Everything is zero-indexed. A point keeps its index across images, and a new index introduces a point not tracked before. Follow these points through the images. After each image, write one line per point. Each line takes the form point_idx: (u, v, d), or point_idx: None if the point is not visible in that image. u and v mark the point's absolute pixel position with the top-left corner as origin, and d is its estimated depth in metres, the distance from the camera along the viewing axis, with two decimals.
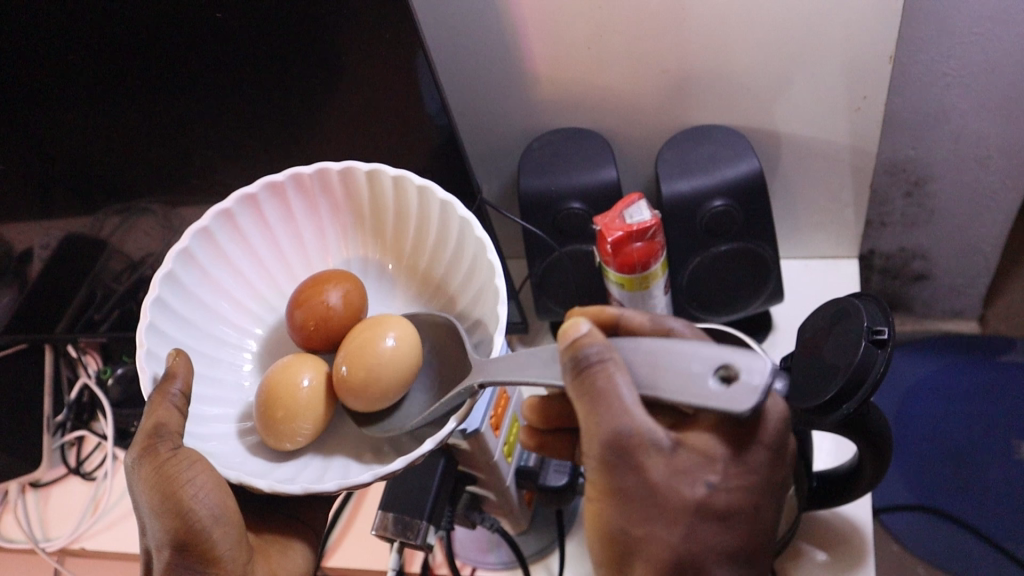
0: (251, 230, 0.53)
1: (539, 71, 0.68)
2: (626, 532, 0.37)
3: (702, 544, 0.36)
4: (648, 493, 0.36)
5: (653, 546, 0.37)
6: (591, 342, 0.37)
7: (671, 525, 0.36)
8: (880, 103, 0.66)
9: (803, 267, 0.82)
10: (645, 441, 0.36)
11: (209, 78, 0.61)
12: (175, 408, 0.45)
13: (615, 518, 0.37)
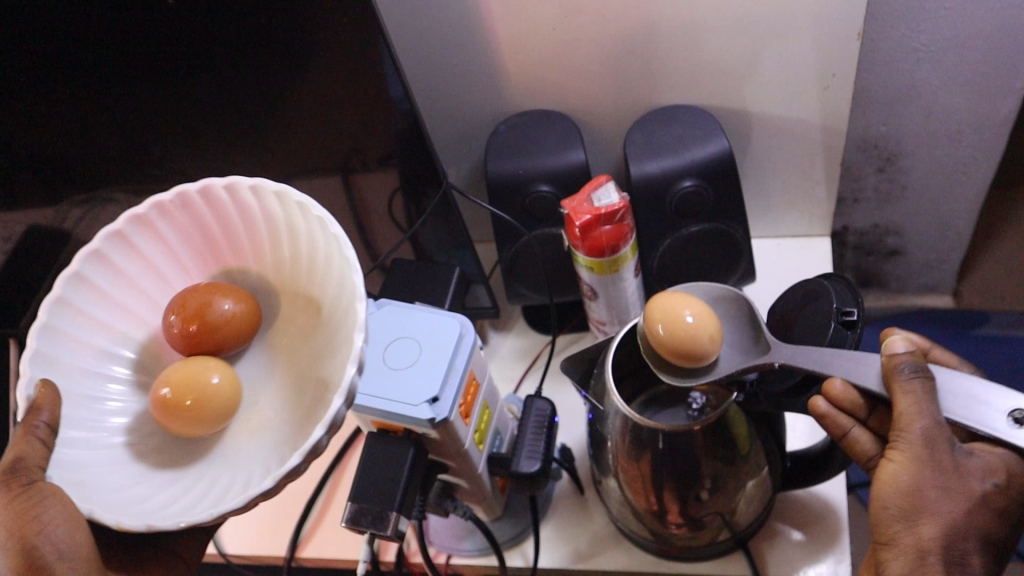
0: (151, 250, 0.48)
1: (506, 52, 0.67)
2: (918, 498, 0.42)
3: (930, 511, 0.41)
4: (950, 466, 0.42)
5: (941, 511, 0.41)
6: (908, 360, 0.43)
7: (963, 498, 0.41)
8: (849, 80, 0.66)
9: (774, 246, 0.82)
10: (949, 436, 0.42)
11: (165, 63, 0.60)
12: (37, 443, 0.41)
13: (904, 477, 0.42)
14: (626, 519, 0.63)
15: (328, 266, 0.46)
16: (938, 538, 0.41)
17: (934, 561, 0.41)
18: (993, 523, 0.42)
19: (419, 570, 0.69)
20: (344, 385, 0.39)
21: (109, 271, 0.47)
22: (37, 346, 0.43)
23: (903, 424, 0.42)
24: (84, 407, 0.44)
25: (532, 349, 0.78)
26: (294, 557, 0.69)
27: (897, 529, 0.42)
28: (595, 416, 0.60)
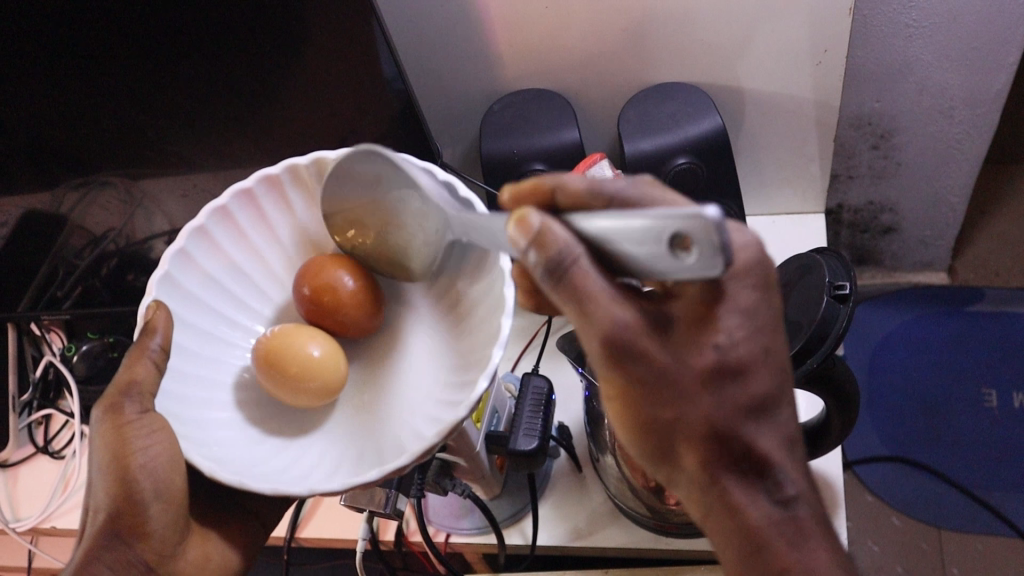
0: (298, 203, 0.48)
1: (498, 32, 0.67)
2: (656, 418, 0.34)
3: (731, 409, 0.33)
4: (668, 367, 0.32)
5: (687, 423, 0.33)
6: (554, 221, 0.30)
7: (693, 404, 0.33)
8: (842, 55, 0.66)
9: (769, 223, 0.82)
10: (646, 329, 0.32)
11: (158, 46, 0.59)
12: (151, 366, 0.42)
13: (641, 407, 0.33)
14: (625, 495, 0.64)
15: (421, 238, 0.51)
16: (697, 439, 0.33)
17: (728, 482, 0.34)
18: (768, 384, 0.33)
19: (419, 548, 0.69)
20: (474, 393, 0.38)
21: (255, 212, 0.48)
22: (168, 270, 0.44)
23: (593, 327, 0.31)
24: (207, 341, 0.46)
25: (529, 328, 0.78)
26: (294, 537, 0.69)
27: (669, 460, 0.36)
28: (591, 393, 0.61)
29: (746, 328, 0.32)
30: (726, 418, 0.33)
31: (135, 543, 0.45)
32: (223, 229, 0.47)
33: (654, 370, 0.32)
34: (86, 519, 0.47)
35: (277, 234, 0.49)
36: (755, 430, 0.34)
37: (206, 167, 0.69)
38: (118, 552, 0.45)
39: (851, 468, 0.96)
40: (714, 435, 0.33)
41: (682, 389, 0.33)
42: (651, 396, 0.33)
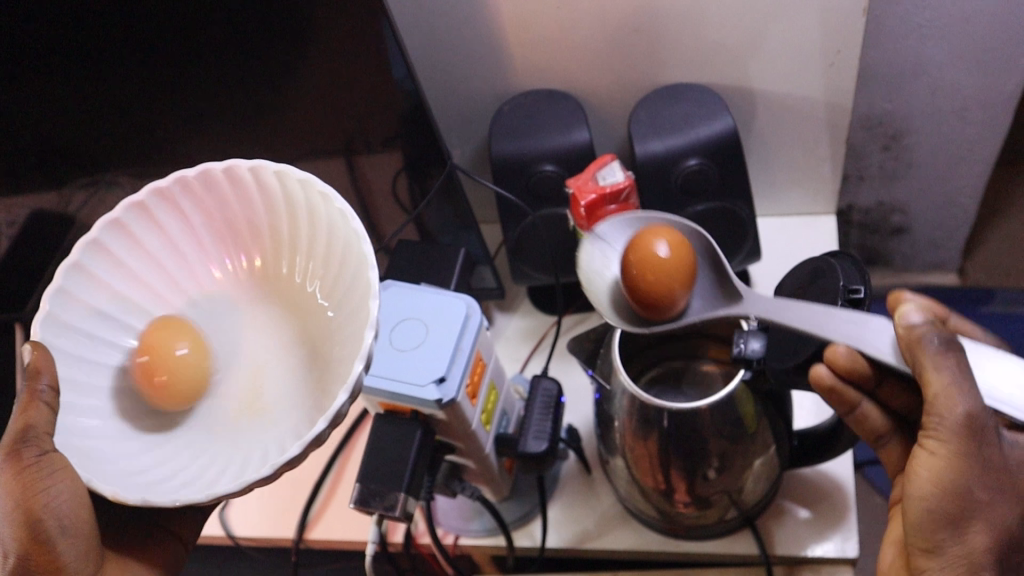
0: (167, 225, 0.48)
1: (509, 32, 0.66)
2: (967, 495, 0.42)
3: (1017, 524, 0.43)
4: (998, 465, 0.42)
5: (993, 514, 0.42)
6: (936, 331, 0.42)
7: (1007, 505, 0.42)
8: (854, 56, 0.65)
9: (779, 224, 0.81)
10: (992, 429, 0.42)
11: (166, 44, 0.59)
12: (45, 408, 0.41)
13: (961, 479, 0.42)
14: (634, 498, 0.64)
15: (329, 231, 0.47)
16: (980, 529, 0.42)
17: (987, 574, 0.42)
18: None
19: (427, 550, 0.69)
20: (350, 380, 0.39)
21: (129, 241, 0.47)
22: (50, 309, 0.44)
23: (943, 415, 0.41)
24: (94, 375, 0.45)
25: (538, 330, 0.78)
26: (302, 539, 0.69)
27: (944, 535, 0.43)
28: (602, 396, 0.60)
29: None
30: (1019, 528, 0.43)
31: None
32: (107, 259, 0.46)
33: (993, 462, 0.42)
34: None
35: (154, 261, 0.48)
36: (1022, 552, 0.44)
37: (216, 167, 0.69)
38: None
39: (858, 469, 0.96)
40: (1004, 534, 0.42)
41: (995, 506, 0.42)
42: (983, 473, 0.42)
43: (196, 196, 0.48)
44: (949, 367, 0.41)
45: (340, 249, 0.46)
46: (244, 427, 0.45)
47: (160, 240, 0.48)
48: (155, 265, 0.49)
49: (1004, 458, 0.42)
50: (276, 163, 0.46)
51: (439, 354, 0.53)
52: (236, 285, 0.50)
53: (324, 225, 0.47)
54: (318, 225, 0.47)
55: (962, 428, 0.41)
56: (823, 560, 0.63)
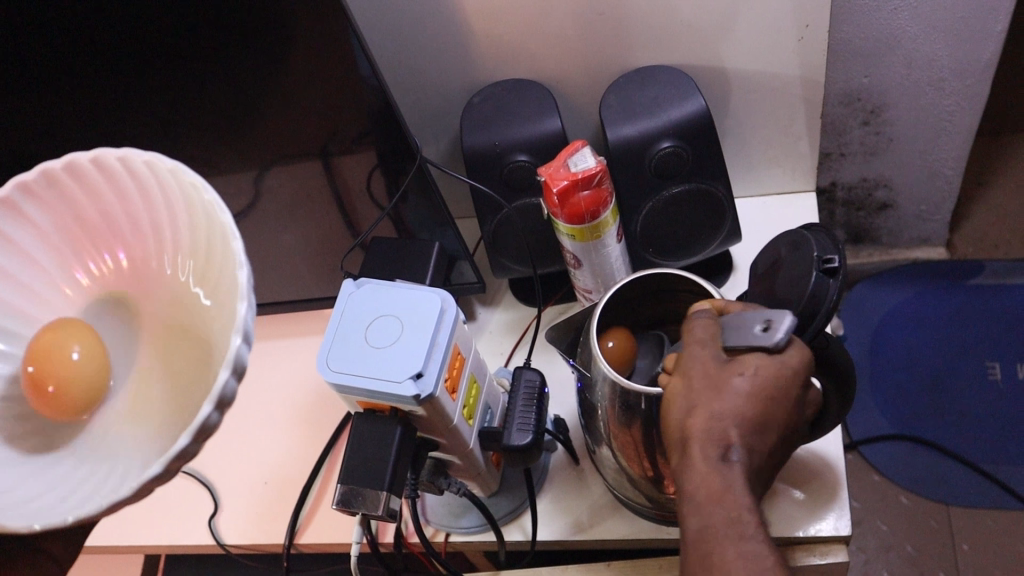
0: (34, 222, 0.45)
1: (476, 23, 0.66)
2: (688, 405, 0.44)
3: (736, 414, 0.43)
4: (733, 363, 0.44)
5: (701, 408, 0.43)
6: (703, 310, 0.48)
7: (720, 394, 0.43)
8: (824, 29, 0.65)
9: (760, 204, 0.81)
10: (715, 353, 0.45)
11: (129, 50, 0.59)
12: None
13: (699, 363, 0.45)
14: (623, 487, 0.63)
15: (208, 225, 0.44)
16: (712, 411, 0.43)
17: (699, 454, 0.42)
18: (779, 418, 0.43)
19: (417, 549, 0.68)
20: (230, 356, 0.37)
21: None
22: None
23: (687, 355, 0.46)
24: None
25: (521, 322, 0.77)
26: (292, 545, 0.69)
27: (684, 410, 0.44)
28: (584, 385, 0.60)
29: (767, 366, 0.43)
30: (738, 416, 0.42)
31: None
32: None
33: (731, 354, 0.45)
34: None
35: (19, 259, 0.45)
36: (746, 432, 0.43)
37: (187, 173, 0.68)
38: None
39: (855, 449, 1.00)
40: (720, 420, 0.42)
41: (722, 381, 0.44)
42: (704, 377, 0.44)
43: (40, 199, 0.45)
44: (697, 327, 0.47)
45: (212, 241, 0.43)
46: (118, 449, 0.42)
47: (24, 238, 0.45)
48: (19, 264, 0.45)
49: (717, 361, 0.45)
50: (145, 152, 0.44)
51: (414, 349, 0.52)
52: (101, 291, 0.47)
53: (201, 220, 0.44)
54: (192, 217, 0.44)
55: (701, 326, 0.46)
56: (817, 540, 0.63)
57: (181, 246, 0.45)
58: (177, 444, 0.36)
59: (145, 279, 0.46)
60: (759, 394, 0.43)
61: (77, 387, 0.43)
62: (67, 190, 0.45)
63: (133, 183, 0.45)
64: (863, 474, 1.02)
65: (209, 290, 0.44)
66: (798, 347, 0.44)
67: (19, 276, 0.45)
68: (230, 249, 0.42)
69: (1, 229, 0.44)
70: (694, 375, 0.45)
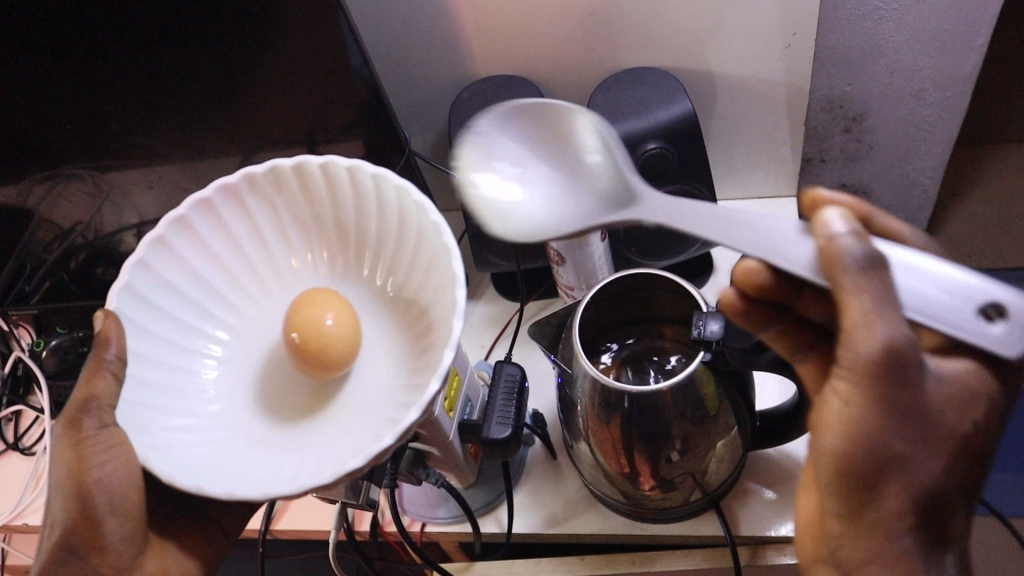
0: (256, 214, 0.50)
1: (467, 18, 0.66)
2: (880, 452, 0.35)
3: (934, 473, 0.36)
4: (923, 409, 0.35)
5: (913, 469, 0.35)
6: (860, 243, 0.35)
7: (921, 454, 0.35)
8: (810, 37, 0.66)
9: (741, 207, 0.82)
10: (918, 368, 0.34)
11: (118, 36, 0.58)
12: (110, 377, 0.44)
13: (885, 438, 0.35)
14: (599, 482, 0.64)
15: (418, 233, 0.48)
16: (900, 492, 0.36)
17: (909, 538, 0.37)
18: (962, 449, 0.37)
19: (393, 539, 0.69)
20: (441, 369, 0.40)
21: (214, 221, 0.49)
22: (129, 278, 0.45)
23: (857, 355, 0.34)
24: (173, 350, 0.47)
25: (502, 316, 0.78)
26: (268, 530, 0.69)
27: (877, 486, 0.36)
28: (564, 381, 0.60)
29: (966, 406, 0.36)
30: (930, 481, 0.36)
31: (91, 555, 0.47)
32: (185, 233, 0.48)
33: (907, 401, 0.34)
34: (43, 532, 0.49)
35: (233, 243, 0.50)
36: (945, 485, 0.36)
37: (172, 159, 0.67)
38: (73, 566, 0.47)
39: None
40: (921, 492, 0.36)
41: (929, 434, 0.35)
42: (901, 422, 0.35)
43: (264, 193, 0.50)
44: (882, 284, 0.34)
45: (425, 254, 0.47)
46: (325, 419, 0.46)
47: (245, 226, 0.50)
48: (232, 250, 0.50)
49: (926, 393, 0.35)
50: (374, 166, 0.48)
51: None
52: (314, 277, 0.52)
53: (410, 230, 0.48)
54: (407, 229, 0.49)
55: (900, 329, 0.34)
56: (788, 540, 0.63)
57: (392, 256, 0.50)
58: (383, 444, 0.38)
59: (354, 276, 0.52)
60: (953, 444, 0.36)
61: (339, 349, 0.47)
62: (285, 186, 0.50)
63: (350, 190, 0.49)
64: None
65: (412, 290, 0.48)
66: (971, 386, 0.36)
67: (240, 255, 0.50)
68: (446, 274, 0.45)
69: (221, 212, 0.49)
70: (887, 411, 0.35)
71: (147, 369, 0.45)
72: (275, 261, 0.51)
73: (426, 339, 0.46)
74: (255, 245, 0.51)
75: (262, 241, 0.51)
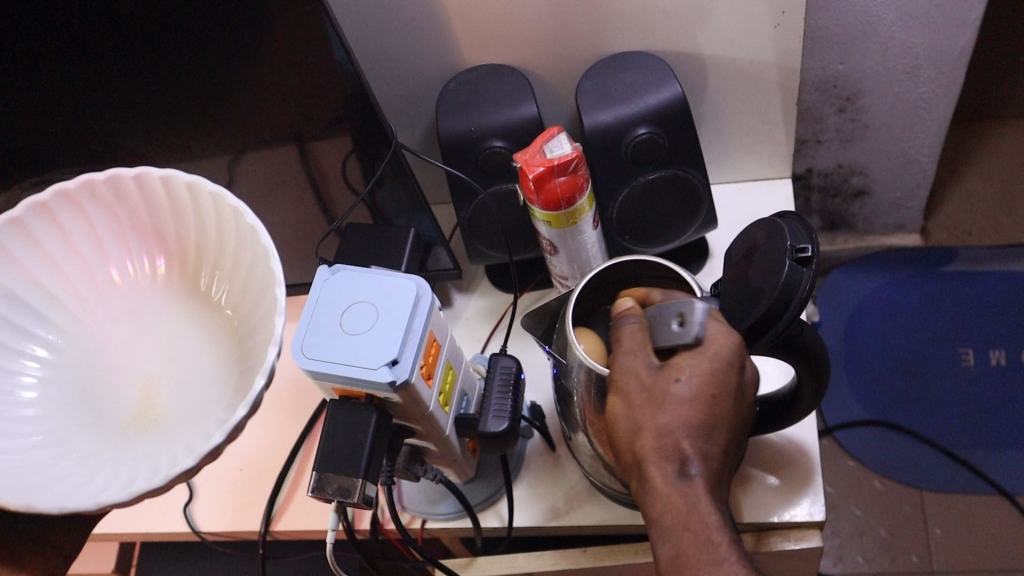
0: (95, 220, 0.54)
1: (453, 8, 0.65)
2: (635, 410, 0.46)
3: (673, 430, 0.45)
4: (661, 379, 0.46)
5: (657, 425, 0.45)
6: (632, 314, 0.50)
7: (664, 408, 0.45)
8: (800, 16, 0.65)
9: (735, 191, 0.81)
10: (641, 348, 0.48)
11: (104, 33, 0.57)
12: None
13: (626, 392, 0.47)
14: (598, 473, 0.63)
15: (236, 237, 0.53)
16: (668, 498, 0.44)
17: (657, 474, 0.44)
18: (723, 418, 0.45)
19: (394, 536, 0.68)
20: (250, 396, 0.44)
21: (51, 226, 0.53)
22: None
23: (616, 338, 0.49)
24: (3, 376, 0.49)
25: (497, 308, 0.78)
26: (269, 532, 0.68)
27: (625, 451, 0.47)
28: (560, 371, 0.59)
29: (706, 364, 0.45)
30: (673, 432, 0.45)
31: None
32: (8, 245, 0.51)
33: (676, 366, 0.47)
34: None
35: (69, 249, 0.54)
36: (682, 433, 0.44)
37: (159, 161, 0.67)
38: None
39: (831, 435, 1.04)
40: (667, 438, 0.45)
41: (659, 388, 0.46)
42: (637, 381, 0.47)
43: (104, 201, 0.54)
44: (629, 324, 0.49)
45: (246, 261, 0.53)
46: (144, 437, 0.50)
47: (54, 243, 0.53)
48: (70, 256, 0.54)
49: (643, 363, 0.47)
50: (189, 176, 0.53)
51: (386, 334, 0.52)
52: (150, 281, 0.56)
53: (233, 233, 0.53)
54: (226, 238, 0.54)
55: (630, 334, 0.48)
56: (792, 525, 0.63)
57: (217, 262, 0.55)
58: (213, 442, 0.44)
59: (190, 285, 0.56)
60: (675, 403, 0.45)
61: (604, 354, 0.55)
62: (125, 197, 0.54)
63: (187, 204, 0.54)
64: (837, 459, 1.06)
65: (235, 302, 0.54)
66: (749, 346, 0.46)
67: (76, 262, 0.54)
68: (271, 276, 0.50)
69: (57, 216, 0.53)
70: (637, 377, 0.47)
71: None
72: (107, 264, 0.55)
73: (250, 344, 0.52)
74: (96, 248, 0.55)
75: (109, 242, 0.55)
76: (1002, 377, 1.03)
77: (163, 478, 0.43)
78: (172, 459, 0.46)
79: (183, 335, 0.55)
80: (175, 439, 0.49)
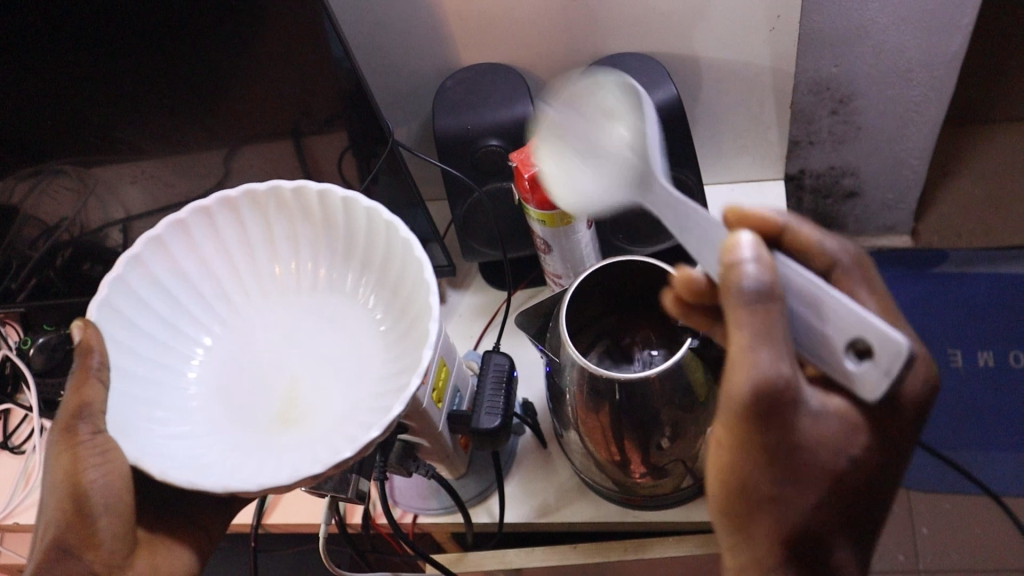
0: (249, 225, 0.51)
1: (451, 6, 0.66)
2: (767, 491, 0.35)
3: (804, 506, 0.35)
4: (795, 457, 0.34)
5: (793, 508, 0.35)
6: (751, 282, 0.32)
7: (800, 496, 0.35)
8: (795, 21, 0.65)
9: (728, 192, 0.81)
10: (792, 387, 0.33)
11: (106, 26, 0.58)
12: (98, 386, 0.44)
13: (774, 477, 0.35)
14: (589, 471, 0.63)
15: (387, 244, 0.48)
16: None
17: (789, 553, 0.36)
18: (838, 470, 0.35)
19: (385, 531, 0.69)
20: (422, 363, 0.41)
21: (209, 231, 0.50)
22: (117, 284, 0.46)
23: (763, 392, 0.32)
24: (158, 365, 0.47)
25: (490, 306, 0.78)
26: (260, 524, 0.69)
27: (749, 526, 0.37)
28: (553, 369, 0.60)
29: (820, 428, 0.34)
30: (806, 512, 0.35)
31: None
32: (173, 244, 0.49)
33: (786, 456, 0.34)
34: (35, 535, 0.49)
35: (219, 254, 0.51)
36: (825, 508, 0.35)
37: (155, 152, 0.67)
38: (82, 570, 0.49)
39: (822, 432, 1.04)
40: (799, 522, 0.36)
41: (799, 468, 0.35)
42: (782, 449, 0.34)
43: (260, 208, 0.51)
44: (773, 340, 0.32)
45: (396, 265, 0.48)
46: (295, 432, 0.45)
47: (214, 245, 0.50)
48: (209, 265, 0.50)
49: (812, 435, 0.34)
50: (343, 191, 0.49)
51: None
52: (300, 288, 0.52)
53: (382, 241, 0.49)
54: (376, 244, 0.49)
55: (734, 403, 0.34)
56: None
57: (365, 263, 0.50)
58: (393, 414, 0.39)
59: (339, 287, 0.51)
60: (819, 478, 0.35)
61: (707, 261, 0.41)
62: (282, 204, 0.50)
63: (326, 212, 0.50)
64: None
65: (388, 311, 0.49)
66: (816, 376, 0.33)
67: (214, 270, 0.51)
68: (416, 280, 0.46)
69: (201, 221, 0.49)
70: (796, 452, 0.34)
71: (122, 379, 0.45)
72: (258, 271, 0.52)
73: (407, 351, 0.45)
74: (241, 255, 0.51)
75: (255, 248, 0.51)
76: (991, 379, 1.03)
77: (323, 465, 0.39)
78: (338, 442, 0.41)
79: (334, 348, 0.49)
80: (339, 432, 0.43)
